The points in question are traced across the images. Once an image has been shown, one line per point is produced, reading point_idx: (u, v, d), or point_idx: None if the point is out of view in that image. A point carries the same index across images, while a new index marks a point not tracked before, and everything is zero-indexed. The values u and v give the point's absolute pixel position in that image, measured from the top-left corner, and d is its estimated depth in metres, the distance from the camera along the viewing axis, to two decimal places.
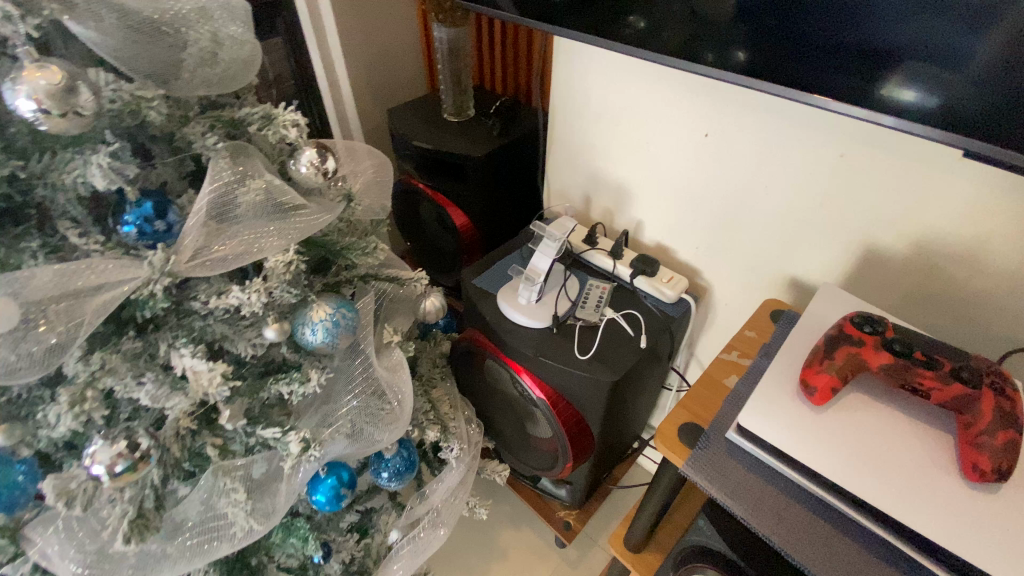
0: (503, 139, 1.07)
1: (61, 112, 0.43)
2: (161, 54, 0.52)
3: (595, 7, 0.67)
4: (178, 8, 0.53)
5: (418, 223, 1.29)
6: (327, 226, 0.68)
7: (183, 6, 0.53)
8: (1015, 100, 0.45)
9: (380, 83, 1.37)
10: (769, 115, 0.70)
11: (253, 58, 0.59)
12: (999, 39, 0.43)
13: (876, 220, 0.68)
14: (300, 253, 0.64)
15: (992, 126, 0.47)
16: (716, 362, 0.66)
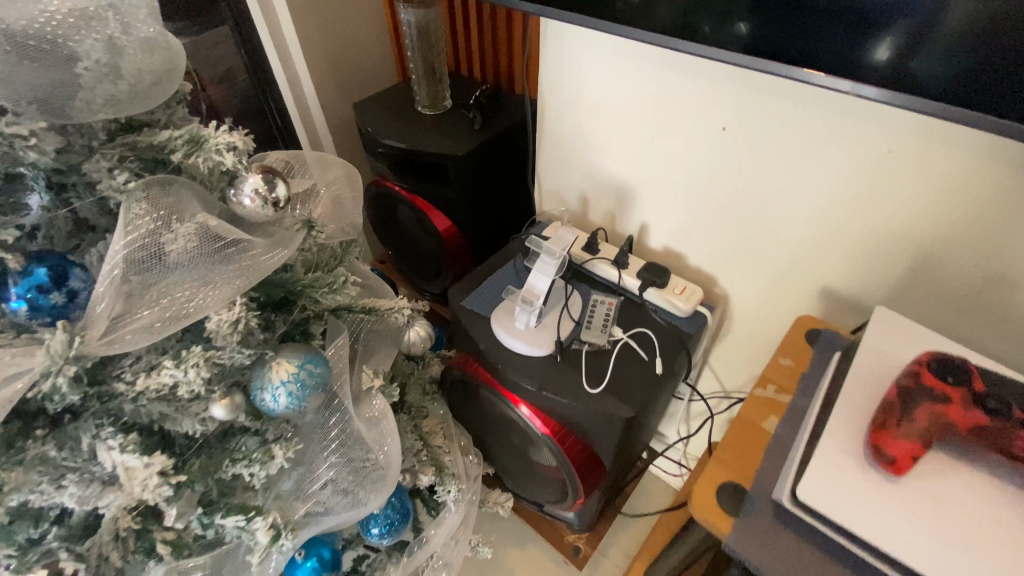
0: (487, 134, 0.95)
1: None
2: (46, 71, 0.40)
3: None
4: (63, 9, 0.41)
5: (397, 229, 1.17)
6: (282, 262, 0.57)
7: (71, 6, 0.41)
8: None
9: (344, 73, 1.23)
10: (800, 106, 0.60)
11: (174, 67, 0.47)
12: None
13: (923, 225, 0.59)
14: (251, 303, 0.54)
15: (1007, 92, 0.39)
16: (750, 400, 0.57)
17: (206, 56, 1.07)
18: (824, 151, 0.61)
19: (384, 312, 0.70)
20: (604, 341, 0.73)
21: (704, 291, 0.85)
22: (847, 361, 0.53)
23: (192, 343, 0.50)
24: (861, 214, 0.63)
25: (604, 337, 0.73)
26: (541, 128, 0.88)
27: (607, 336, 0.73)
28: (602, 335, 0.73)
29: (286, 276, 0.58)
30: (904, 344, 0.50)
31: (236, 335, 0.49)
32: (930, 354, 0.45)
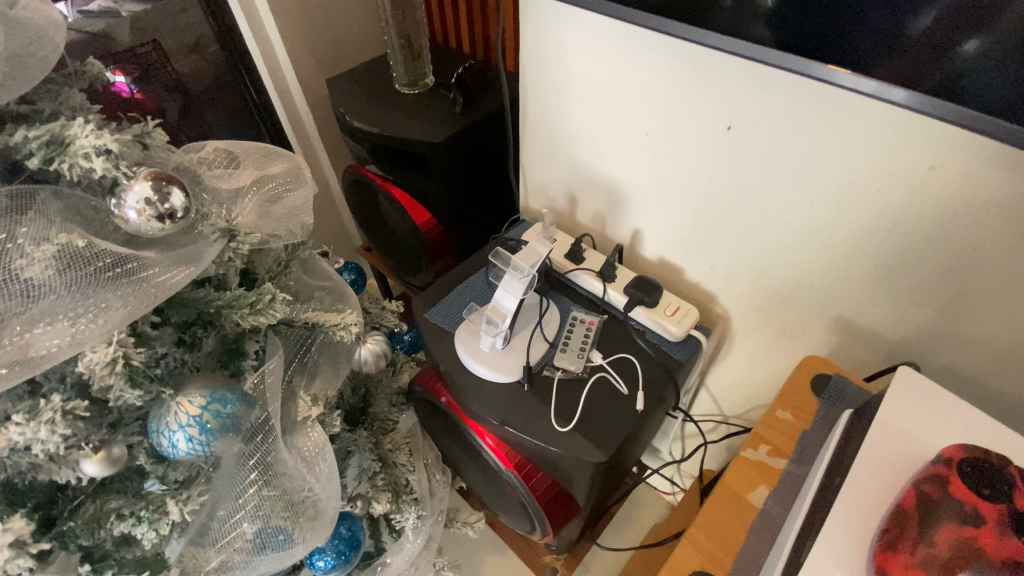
0: (468, 119, 0.85)
1: None
2: None
3: None
4: None
5: (376, 219, 1.09)
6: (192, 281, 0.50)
7: None
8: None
9: (326, 47, 1.13)
10: (823, 107, 0.49)
11: (45, 45, 0.40)
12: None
13: (964, 262, 0.49)
14: (146, 332, 0.47)
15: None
16: (737, 463, 0.48)
17: (172, 24, 0.99)
18: (849, 164, 0.50)
19: (329, 329, 0.62)
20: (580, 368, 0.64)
21: (700, 310, 0.75)
22: (855, 431, 0.43)
23: (72, 386, 0.42)
24: (888, 242, 0.52)
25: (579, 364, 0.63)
26: (523, 115, 0.77)
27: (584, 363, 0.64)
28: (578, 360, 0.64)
29: (200, 296, 0.50)
30: (928, 421, 0.40)
31: (114, 376, 0.42)
32: (961, 447, 0.35)
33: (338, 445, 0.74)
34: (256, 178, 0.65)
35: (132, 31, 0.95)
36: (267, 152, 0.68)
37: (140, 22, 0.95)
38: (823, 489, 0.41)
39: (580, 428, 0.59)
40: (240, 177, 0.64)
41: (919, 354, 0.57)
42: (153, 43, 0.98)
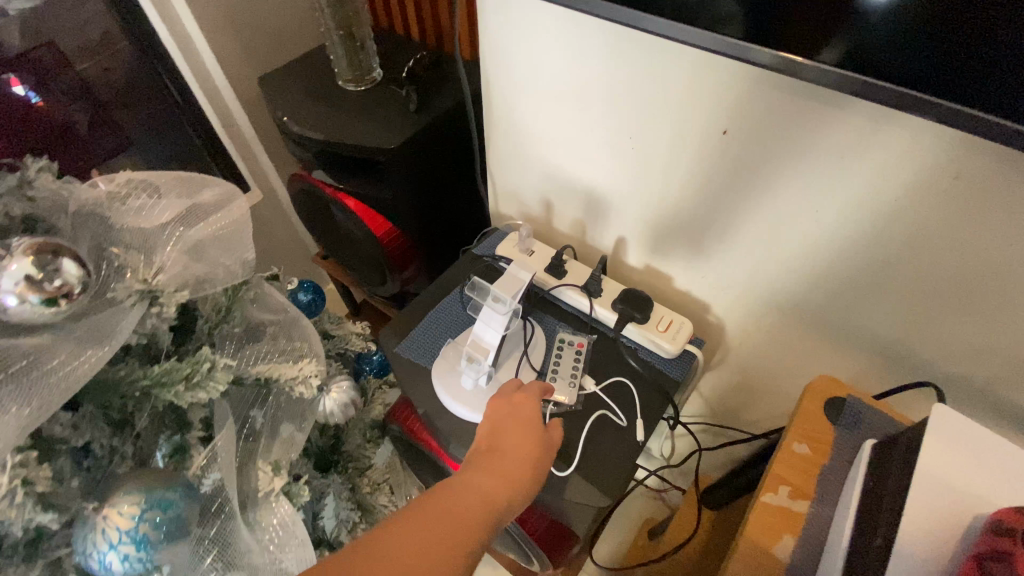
0: (425, 118, 0.76)
1: None
2: None
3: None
4: None
5: (330, 230, 0.99)
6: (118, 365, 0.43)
7: None
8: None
9: (255, 38, 1.01)
10: (834, 112, 0.43)
11: None
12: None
13: (983, 280, 0.45)
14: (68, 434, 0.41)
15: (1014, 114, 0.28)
16: (758, 511, 0.44)
17: (69, 20, 0.84)
18: (861, 173, 0.45)
19: (285, 385, 0.54)
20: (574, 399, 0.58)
21: (692, 317, 0.71)
22: (890, 477, 0.39)
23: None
24: (900, 254, 0.48)
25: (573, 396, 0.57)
26: (488, 115, 0.69)
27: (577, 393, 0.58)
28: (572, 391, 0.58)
29: (122, 376, 0.43)
30: (973, 468, 0.36)
31: (15, 508, 0.36)
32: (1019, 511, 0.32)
33: (313, 488, 0.66)
34: (183, 213, 0.55)
35: (22, 33, 0.80)
36: (192, 180, 0.58)
37: (29, 20, 0.80)
38: (863, 547, 0.37)
39: (581, 470, 0.54)
40: (161, 212, 0.54)
41: (929, 365, 0.54)
42: (47, 45, 0.83)
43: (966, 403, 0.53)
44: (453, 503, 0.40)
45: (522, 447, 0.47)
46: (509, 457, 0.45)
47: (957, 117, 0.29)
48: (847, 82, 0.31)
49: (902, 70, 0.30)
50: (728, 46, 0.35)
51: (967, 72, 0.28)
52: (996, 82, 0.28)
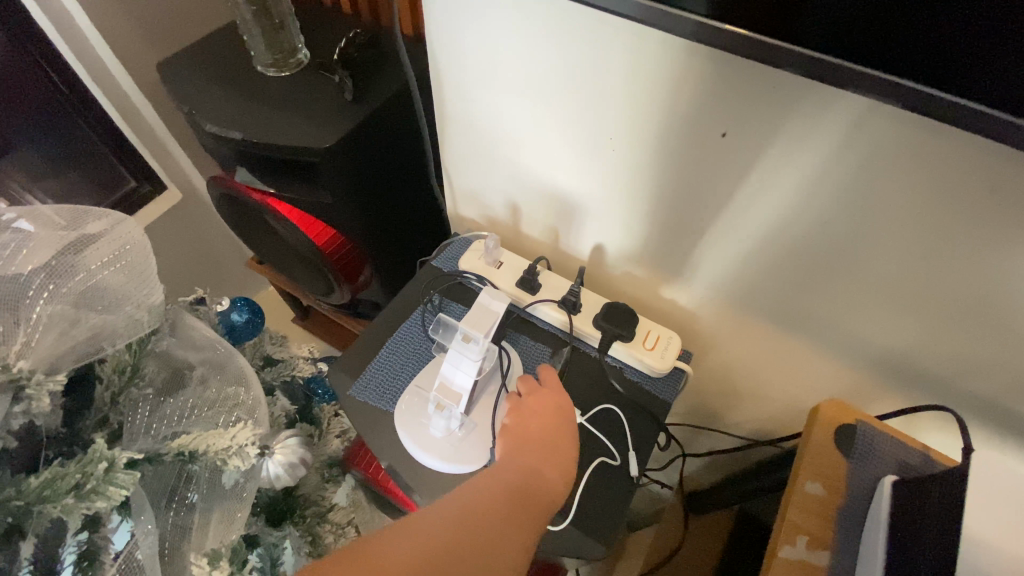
0: (365, 111, 0.65)
1: None
2: None
3: None
4: None
5: (263, 237, 0.87)
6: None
7: None
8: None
9: (152, 13, 0.85)
10: (854, 112, 0.37)
11: None
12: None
13: (1007, 297, 0.40)
14: None
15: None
16: (775, 569, 0.39)
17: None
18: (876, 183, 0.40)
19: (216, 457, 0.45)
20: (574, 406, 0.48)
21: (676, 325, 0.65)
22: (923, 532, 0.35)
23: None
24: (914, 269, 0.43)
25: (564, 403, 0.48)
26: (439, 107, 0.59)
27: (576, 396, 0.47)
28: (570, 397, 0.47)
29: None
30: None
31: None
32: None
33: (267, 543, 0.57)
34: (55, 261, 0.43)
35: None
36: (76, 208, 0.47)
37: None
38: None
39: (575, 521, 0.48)
40: (28, 262, 0.42)
41: (933, 378, 0.50)
42: None
43: (972, 416, 0.50)
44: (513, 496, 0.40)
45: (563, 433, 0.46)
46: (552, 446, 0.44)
47: (905, 97, 0.28)
48: (794, 55, 0.30)
49: (849, 46, 0.29)
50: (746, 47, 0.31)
51: (917, 48, 0.27)
52: (942, 62, 0.27)
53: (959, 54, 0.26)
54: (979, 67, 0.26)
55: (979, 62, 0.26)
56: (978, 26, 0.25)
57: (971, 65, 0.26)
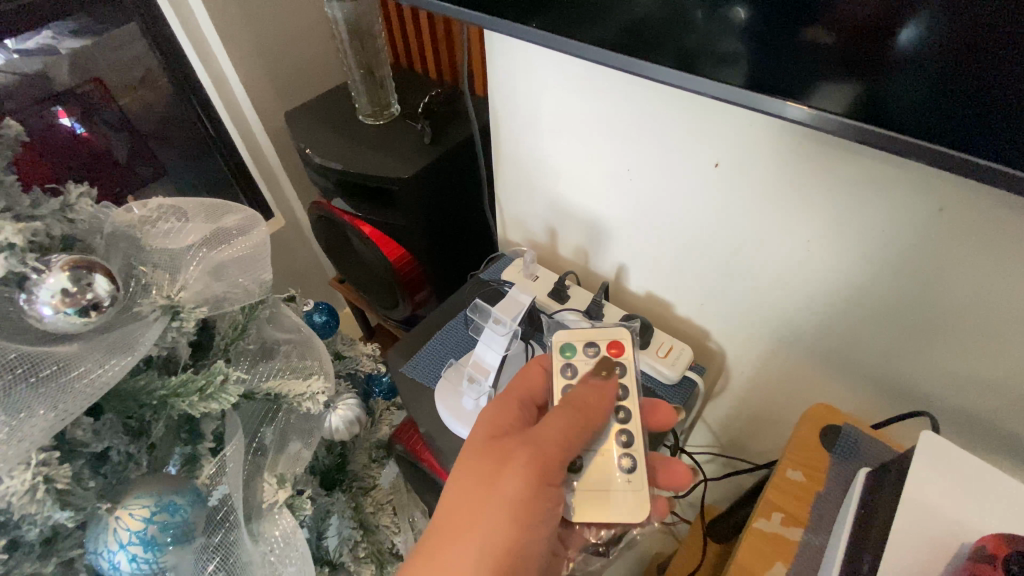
0: (438, 151, 0.81)
1: (83, 315, 0.38)
2: None
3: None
4: None
5: (346, 254, 1.03)
6: (147, 377, 0.45)
7: None
8: None
9: (285, 76, 1.08)
10: (819, 145, 0.45)
11: None
12: None
13: (971, 308, 0.45)
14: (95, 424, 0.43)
15: None
16: (748, 536, 0.44)
17: (115, 58, 0.96)
18: (848, 205, 0.47)
19: (293, 400, 0.56)
20: (575, 369, 0.50)
21: (693, 344, 0.71)
22: (878, 504, 0.39)
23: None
24: (888, 284, 0.49)
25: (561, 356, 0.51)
26: (497, 146, 0.73)
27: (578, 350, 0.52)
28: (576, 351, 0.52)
29: (139, 385, 0.45)
30: (958, 494, 0.36)
31: (36, 504, 0.36)
32: (1005, 540, 0.31)
33: (315, 507, 0.68)
34: (203, 238, 0.58)
35: (74, 71, 0.93)
36: (218, 205, 0.63)
37: (78, 60, 0.93)
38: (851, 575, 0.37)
39: None
40: (188, 235, 0.58)
41: (929, 397, 0.53)
42: (95, 81, 0.96)
43: (971, 437, 0.52)
44: (471, 461, 0.44)
45: (563, 425, 0.44)
46: (542, 433, 0.43)
47: (935, 156, 0.30)
48: (827, 122, 0.32)
49: (885, 114, 0.31)
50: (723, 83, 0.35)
51: (947, 117, 0.29)
52: (988, 130, 0.28)
53: (998, 123, 0.28)
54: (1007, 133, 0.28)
55: (997, 124, 0.28)
56: (993, 92, 0.27)
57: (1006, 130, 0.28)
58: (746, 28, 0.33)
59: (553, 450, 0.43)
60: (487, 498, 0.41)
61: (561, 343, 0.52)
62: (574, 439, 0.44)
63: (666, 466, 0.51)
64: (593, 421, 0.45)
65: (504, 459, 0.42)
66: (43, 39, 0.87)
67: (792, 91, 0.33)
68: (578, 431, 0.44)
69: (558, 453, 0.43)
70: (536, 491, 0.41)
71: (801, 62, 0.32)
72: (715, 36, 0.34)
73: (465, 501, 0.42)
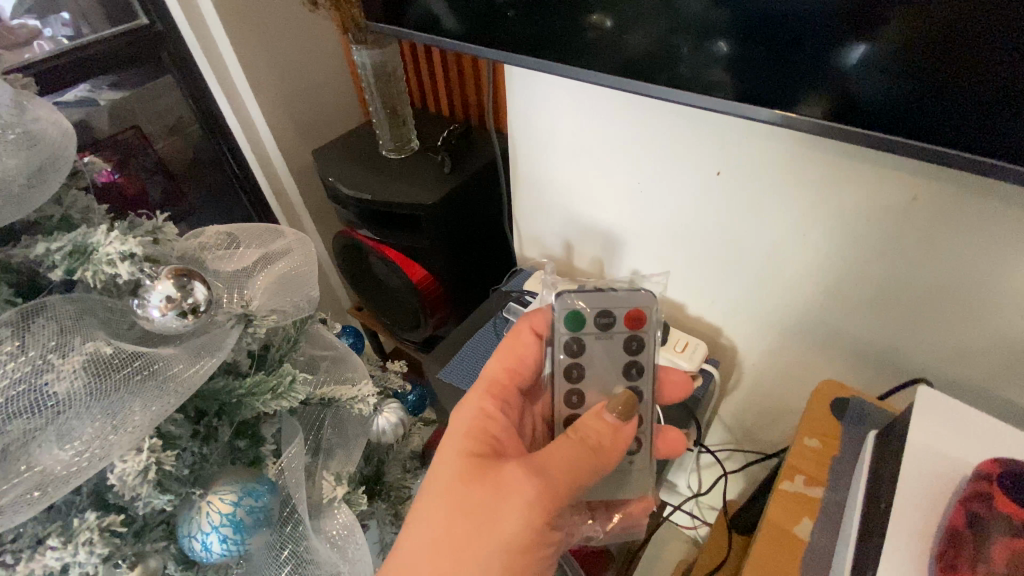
0: (457, 179, 0.88)
1: (183, 314, 0.43)
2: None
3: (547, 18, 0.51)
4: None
5: (367, 280, 1.08)
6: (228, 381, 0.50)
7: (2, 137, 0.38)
8: (996, 133, 0.35)
9: (307, 119, 1.16)
10: (804, 149, 0.53)
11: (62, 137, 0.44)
12: (976, 79, 0.34)
13: (951, 284, 0.51)
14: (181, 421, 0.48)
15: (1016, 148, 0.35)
16: (777, 497, 0.49)
17: (152, 107, 1.04)
18: (834, 200, 0.54)
19: (346, 402, 0.61)
20: (583, 343, 0.49)
21: (705, 340, 0.77)
22: (889, 454, 0.44)
23: (110, 496, 0.42)
24: (879, 268, 0.55)
25: (568, 327, 0.49)
26: (514, 169, 0.80)
27: (589, 317, 0.49)
28: (583, 319, 0.49)
29: (221, 385, 0.50)
30: (957, 439, 0.41)
31: (146, 485, 0.40)
32: (997, 462, 0.36)
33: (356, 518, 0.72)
34: (260, 258, 0.64)
35: (114, 119, 1.01)
36: (269, 230, 0.68)
37: (118, 109, 1.01)
38: (870, 516, 0.42)
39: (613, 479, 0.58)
40: (243, 258, 0.63)
41: (926, 371, 0.58)
42: (133, 129, 1.04)
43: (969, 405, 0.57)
44: (463, 491, 0.41)
45: (571, 464, 0.41)
46: (549, 472, 0.41)
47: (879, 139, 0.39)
48: (805, 121, 0.41)
49: (859, 103, 0.39)
50: (702, 93, 0.45)
51: (890, 109, 0.38)
52: (917, 115, 0.37)
53: (926, 108, 0.37)
54: (934, 115, 0.37)
55: (926, 108, 0.37)
56: (916, 82, 0.36)
57: (930, 111, 0.37)
58: (722, 60, 0.43)
59: (559, 494, 0.41)
60: (481, 539, 0.39)
61: (569, 312, 0.48)
62: (583, 477, 0.42)
63: (662, 434, 0.54)
64: (608, 457, 0.43)
65: (506, 496, 0.40)
66: (82, 92, 0.95)
67: (777, 100, 0.42)
68: (586, 471, 0.42)
69: (569, 490, 0.41)
70: (538, 533, 0.40)
71: (781, 77, 0.41)
72: (696, 68, 0.45)
73: (455, 537, 0.39)
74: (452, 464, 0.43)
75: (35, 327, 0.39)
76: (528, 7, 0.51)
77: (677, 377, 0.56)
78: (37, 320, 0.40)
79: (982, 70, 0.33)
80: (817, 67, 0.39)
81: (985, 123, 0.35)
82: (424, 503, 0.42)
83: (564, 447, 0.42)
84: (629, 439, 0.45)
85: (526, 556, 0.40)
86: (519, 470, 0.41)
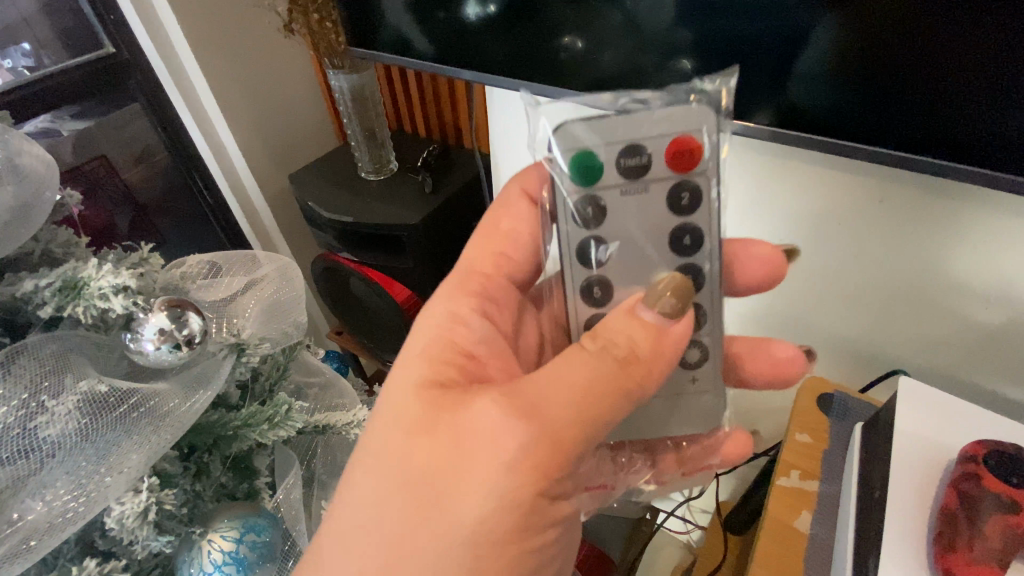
0: (439, 198, 0.89)
1: (177, 348, 0.42)
2: None
3: (517, 38, 0.52)
4: None
5: (348, 301, 1.06)
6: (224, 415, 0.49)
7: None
8: (928, 139, 0.39)
9: (282, 145, 1.15)
10: (771, 157, 0.56)
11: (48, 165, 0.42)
12: (915, 86, 0.37)
13: (918, 278, 0.54)
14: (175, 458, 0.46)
15: (960, 151, 0.38)
16: (776, 494, 0.50)
17: (118, 136, 1.02)
18: (805, 203, 0.57)
19: (342, 429, 0.60)
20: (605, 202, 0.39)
21: None
22: (876, 444, 0.46)
23: (105, 537, 0.41)
24: (852, 266, 0.58)
25: (578, 183, 0.38)
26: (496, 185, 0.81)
27: (608, 161, 0.38)
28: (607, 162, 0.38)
29: (216, 419, 0.49)
30: (940, 426, 0.44)
31: (145, 527, 0.39)
32: (981, 444, 0.38)
33: None
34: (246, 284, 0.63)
35: (77, 150, 0.98)
36: (255, 258, 0.66)
37: (83, 140, 0.99)
38: (864, 506, 0.43)
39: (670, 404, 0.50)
40: (228, 287, 0.62)
41: (901, 363, 0.61)
42: (99, 158, 1.02)
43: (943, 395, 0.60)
44: (435, 431, 0.33)
45: (583, 386, 0.32)
46: (542, 408, 0.32)
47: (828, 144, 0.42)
48: (759, 130, 0.44)
49: (803, 111, 0.42)
50: None
51: (835, 117, 0.41)
52: (862, 121, 0.40)
53: (869, 113, 0.40)
54: (873, 119, 0.40)
55: (867, 114, 0.40)
56: (859, 89, 0.39)
57: (873, 115, 0.40)
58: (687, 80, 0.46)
59: (562, 429, 0.32)
60: (465, 497, 0.32)
61: (584, 156, 0.37)
62: (604, 398, 0.33)
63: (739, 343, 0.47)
64: (640, 367, 0.34)
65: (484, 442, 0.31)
66: (43, 122, 0.92)
67: (734, 111, 0.45)
68: (605, 393, 0.33)
69: (577, 422, 0.32)
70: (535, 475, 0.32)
71: (736, 89, 0.44)
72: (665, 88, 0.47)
73: (434, 484, 0.32)
74: (428, 396, 0.35)
75: (21, 368, 0.38)
76: (500, 30, 0.53)
77: (758, 255, 0.46)
78: (23, 362, 0.38)
79: (915, 79, 0.37)
80: (772, 81, 0.42)
81: (918, 130, 0.39)
82: (384, 458, 0.34)
83: (574, 365, 0.33)
84: (675, 343, 0.35)
85: (525, 510, 0.32)
86: (502, 407, 0.32)
